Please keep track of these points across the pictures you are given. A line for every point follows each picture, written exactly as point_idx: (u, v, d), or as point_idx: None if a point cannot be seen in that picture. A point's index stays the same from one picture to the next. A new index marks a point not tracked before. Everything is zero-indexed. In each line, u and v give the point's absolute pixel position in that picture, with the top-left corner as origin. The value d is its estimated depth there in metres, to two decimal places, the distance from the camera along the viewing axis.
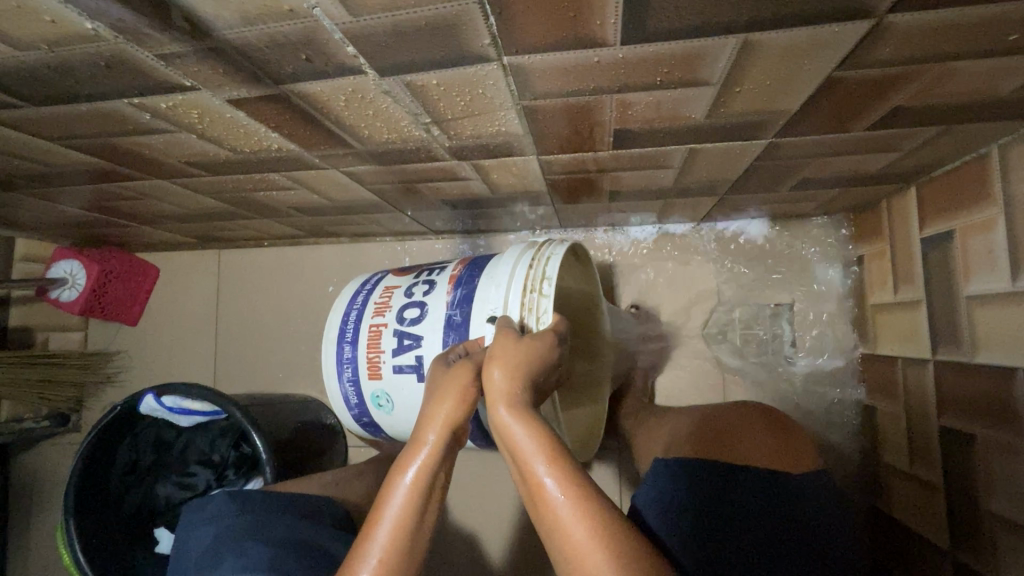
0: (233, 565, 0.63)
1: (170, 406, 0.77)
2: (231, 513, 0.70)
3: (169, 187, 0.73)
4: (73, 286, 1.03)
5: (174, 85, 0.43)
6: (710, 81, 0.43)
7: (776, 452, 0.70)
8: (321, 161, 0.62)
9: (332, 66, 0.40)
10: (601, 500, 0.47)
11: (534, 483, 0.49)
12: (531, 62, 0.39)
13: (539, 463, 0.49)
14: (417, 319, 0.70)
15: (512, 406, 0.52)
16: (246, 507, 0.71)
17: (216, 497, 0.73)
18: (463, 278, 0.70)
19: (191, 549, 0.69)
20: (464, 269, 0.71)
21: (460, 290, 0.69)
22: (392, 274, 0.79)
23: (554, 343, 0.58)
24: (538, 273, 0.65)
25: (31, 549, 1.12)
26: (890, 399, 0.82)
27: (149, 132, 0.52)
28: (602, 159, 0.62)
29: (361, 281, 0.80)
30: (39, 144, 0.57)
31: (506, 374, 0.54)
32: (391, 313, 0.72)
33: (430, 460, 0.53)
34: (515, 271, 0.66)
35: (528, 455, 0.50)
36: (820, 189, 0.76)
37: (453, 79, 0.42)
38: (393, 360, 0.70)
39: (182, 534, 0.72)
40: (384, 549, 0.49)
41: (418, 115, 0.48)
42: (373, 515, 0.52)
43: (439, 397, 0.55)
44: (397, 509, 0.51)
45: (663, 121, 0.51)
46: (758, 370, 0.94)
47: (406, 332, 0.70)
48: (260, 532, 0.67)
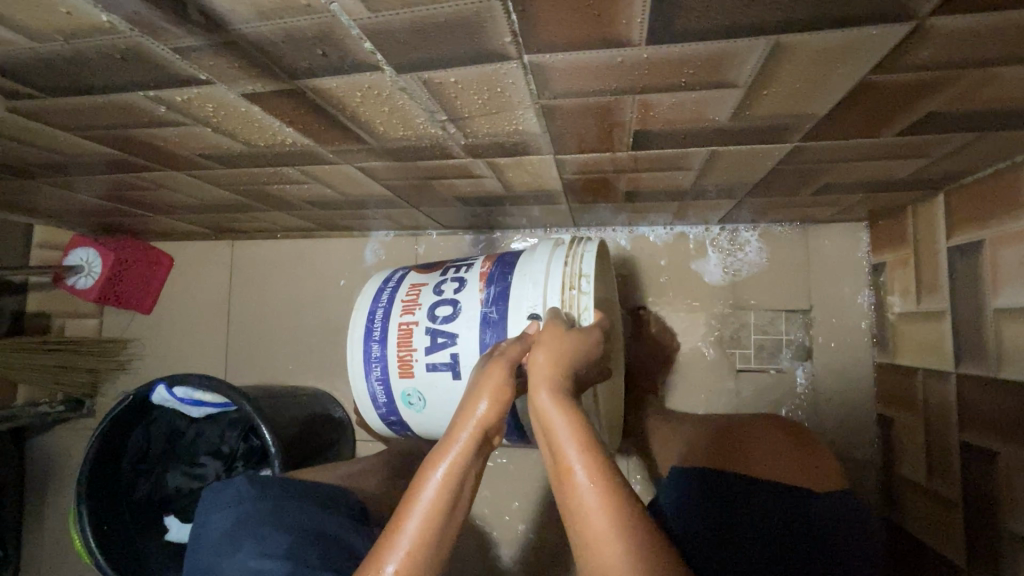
0: (253, 551, 0.63)
1: (182, 397, 0.77)
2: (251, 498, 0.70)
3: (183, 178, 0.73)
4: (89, 274, 1.04)
5: (189, 79, 0.42)
6: (736, 82, 0.41)
7: (797, 471, 0.68)
8: (335, 156, 0.61)
9: (348, 62, 0.39)
10: (631, 496, 0.47)
11: (564, 474, 0.48)
12: (551, 60, 0.38)
13: (571, 450, 0.48)
14: (450, 317, 0.69)
15: (551, 396, 0.51)
16: (265, 493, 0.71)
17: (235, 482, 0.72)
18: (494, 276, 0.69)
19: (210, 531, 0.68)
20: (494, 266, 0.70)
21: (493, 287, 0.68)
22: (415, 271, 0.78)
23: (597, 341, 0.58)
24: (574, 270, 0.65)
25: (45, 529, 1.14)
26: (908, 410, 0.80)
27: (163, 124, 0.52)
28: (620, 161, 0.61)
29: (384, 278, 0.80)
30: (56, 134, 0.57)
31: (548, 362, 0.53)
32: (421, 310, 0.71)
33: (463, 453, 0.52)
34: (550, 268, 0.66)
35: (561, 445, 0.49)
36: (843, 194, 0.74)
37: (472, 78, 0.41)
38: (426, 358, 0.70)
39: (200, 516, 0.71)
40: (412, 540, 0.49)
41: (433, 112, 0.47)
42: (404, 505, 0.51)
43: (476, 387, 0.54)
44: (427, 502, 0.51)
45: (683, 123, 0.50)
46: (774, 377, 0.93)
47: (438, 330, 0.69)
48: (278, 518, 0.67)
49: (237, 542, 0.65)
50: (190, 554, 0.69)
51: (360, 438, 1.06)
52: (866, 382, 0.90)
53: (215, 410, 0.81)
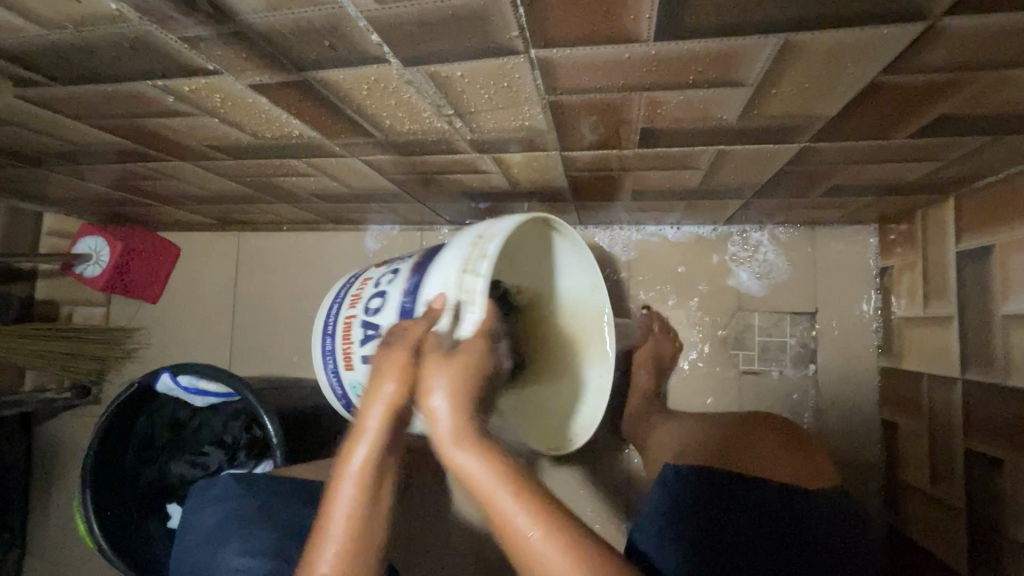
0: (238, 549, 0.65)
1: (186, 385, 0.77)
2: (235, 496, 0.71)
3: (190, 169, 0.73)
4: (97, 262, 1.05)
5: (197, 69, 0.42)
6: (743, 81, 0.41)
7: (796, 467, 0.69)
8: (342, 149, 0.61)
9: (355, 54, 0.39)
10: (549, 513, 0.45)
11: (476, 488, 0.46)
12: (559, 56, 0.38)
13: (481, 473, 0.46)
14: (378, 309, 0.65)
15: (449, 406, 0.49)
16: (252, 492, 0.72)
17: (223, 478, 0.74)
18: (420, 264, 0.63)
19: (198, 527, 0.70)
20: (426, 253, 0.65)
21: (414, 276, 0.63)
22: (378, 264, 0.76)
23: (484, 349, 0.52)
24: (477, 249, 0.55)
25: (50, 513, 1.16)
26: (913, 415, 0.79)
27: (171, 114, 0.52)
28: (627, 159, 0.60)
29: (353, 274, 0.79)
30: (66, 123, 0.57)
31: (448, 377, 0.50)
32: (362, 302, 0.69)
33: (371, 462, 0.51)
34: (455, 250, 0.57)
35: (473, 467, 0.47)
36: (852, 196, 0.73)
37: (479, 72, 0.41)
38: (360, 351, 0.67)
39: (186, 513, 0.73)
40: (334, 540, 0.50)
41: (440, 106, 0.47)
42: (324, 506, 0.52)
43: (372, 393, 0.51)
44: (340, 502, 0.51)
45: (691, 122, 0.49)
46: (777, 379, 0.92)
47: (369, 323, 0.66)
48: (263, 517, 0.68)
49: (224, 539, 0.67)
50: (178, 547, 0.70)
51: None
52: (871, 387, 0.89)
53: (219, 400, 0.81)
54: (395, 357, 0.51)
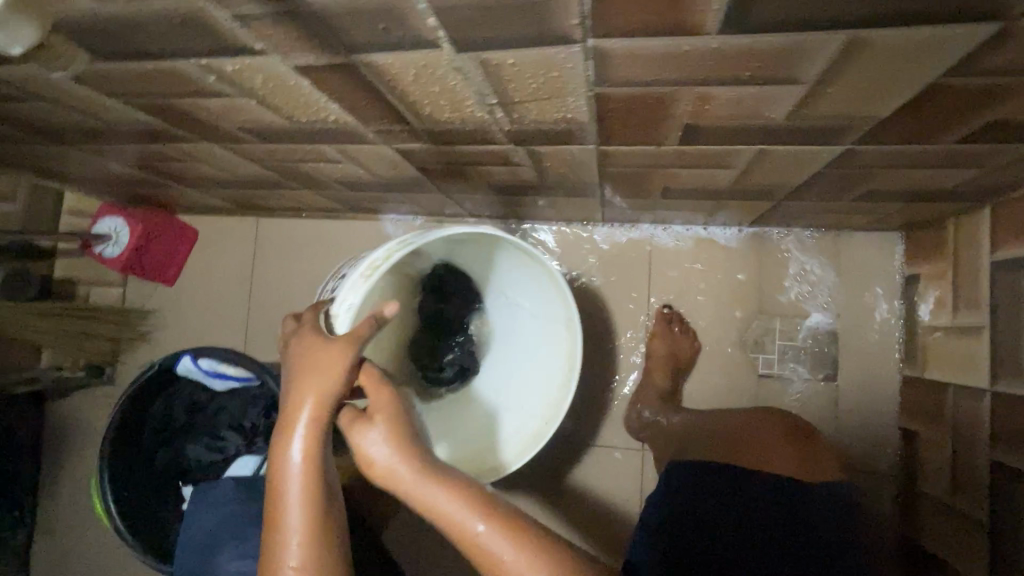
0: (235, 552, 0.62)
1: (206, 369, 0.76)
2: (236, 499, 0.67)
3: (218, 151, 0.73)
4: (116, 244, 1.05)
5: (244, 48, 0.42)
6: (800, 79, 0.40)
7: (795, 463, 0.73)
8: (375, 137, 0.61)
9: (408, 38, 0.38)
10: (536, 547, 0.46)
11: (426, 507, 0.49)
12: (617, 47, 0.37)
13: (462, 517, 0.47)
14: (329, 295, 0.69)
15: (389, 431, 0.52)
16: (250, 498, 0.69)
17: (223, 482, 0.70)
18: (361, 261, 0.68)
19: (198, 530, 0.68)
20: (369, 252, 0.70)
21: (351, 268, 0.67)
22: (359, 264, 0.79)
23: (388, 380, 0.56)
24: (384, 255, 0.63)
25: (59, 492, 1.16)
26: (934, 425, 0.79)
27: (210, 95, 0.52)
28: (663, 156, 0.60)
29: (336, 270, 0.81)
30: (101, 101, 0.57)
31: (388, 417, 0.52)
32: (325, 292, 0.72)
33: (307, 496, 0.50)
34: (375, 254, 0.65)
35: (449, 515, 0.47)
36: (883, 202, 0.73)
37: (531, 60, 0.40)
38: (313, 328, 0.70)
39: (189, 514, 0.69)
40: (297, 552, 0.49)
41: (483, 95, 0.47)
42: (276, 528, 0.50)
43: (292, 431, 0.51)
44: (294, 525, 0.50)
45: (736, 120, 0.49)
46: (796, 384, 0.92)
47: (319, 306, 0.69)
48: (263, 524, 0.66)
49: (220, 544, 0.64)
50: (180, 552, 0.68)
51: None
52: (890, 395, 0.89)
53: (238, 385, 0.80)
54: (319, 392, 0.52)
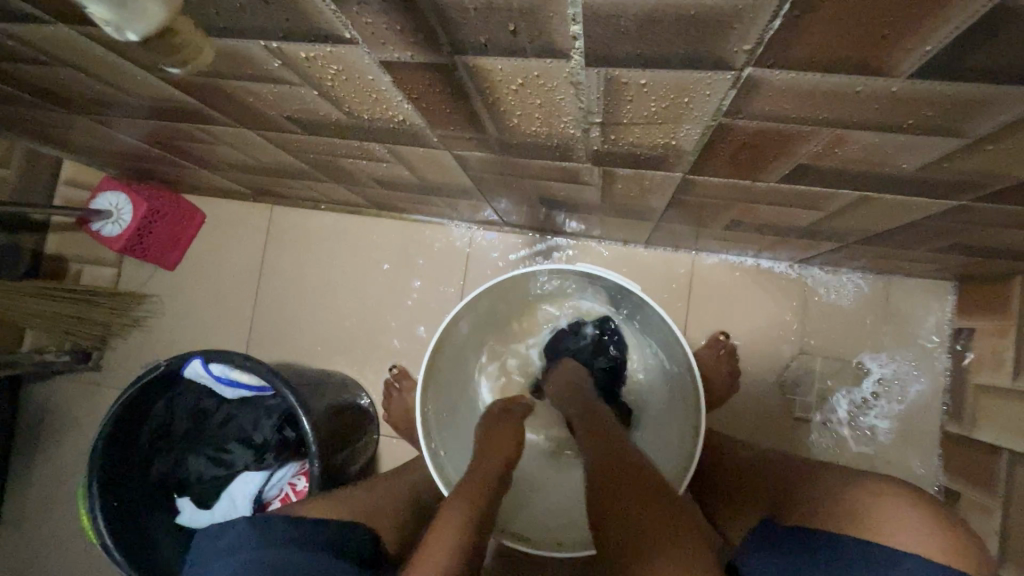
0: None
1: (218, 375, 0.70)
2: (249, 546, 0.54)
3: (252, 138, 0.66)
4: (117, 221, 0.97)
5: (329, 35, 0.35)
6: (964, 133, 0.36)
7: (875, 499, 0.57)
8: (438, 141, 0.55)
9: (535, 44, 0.32)
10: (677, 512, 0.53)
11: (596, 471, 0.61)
12: (780, 79, 0.32)
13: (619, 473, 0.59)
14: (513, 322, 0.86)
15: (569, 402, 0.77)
16: (268, 537, 0.55)
17: (235, 521, 0.57)
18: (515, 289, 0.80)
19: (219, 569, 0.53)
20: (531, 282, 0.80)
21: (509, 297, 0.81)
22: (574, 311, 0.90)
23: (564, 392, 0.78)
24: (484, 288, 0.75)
25: (32, 482, 1.07)
26: (982, 488, 0.76)
27: (267, 80, 0.45)
28: (754, 191, 0.55)
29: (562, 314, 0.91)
30: (134, 73, 0.50)
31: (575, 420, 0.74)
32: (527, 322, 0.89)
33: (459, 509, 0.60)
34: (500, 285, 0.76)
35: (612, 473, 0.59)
36: (956, 255, 0.69)
37: (666, 83, 0.35)
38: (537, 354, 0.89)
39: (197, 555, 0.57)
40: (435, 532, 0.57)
41: (589, 113, 0.41)
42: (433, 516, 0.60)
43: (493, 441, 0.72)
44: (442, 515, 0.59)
45: (859, 166, 0.44)
46: (836, 414, 0.88)
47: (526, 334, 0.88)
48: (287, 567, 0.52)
49: None
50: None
51: (384, 434, 0.99)
52: (926, 447, 0.86)
53: (250, 394, 0.74)
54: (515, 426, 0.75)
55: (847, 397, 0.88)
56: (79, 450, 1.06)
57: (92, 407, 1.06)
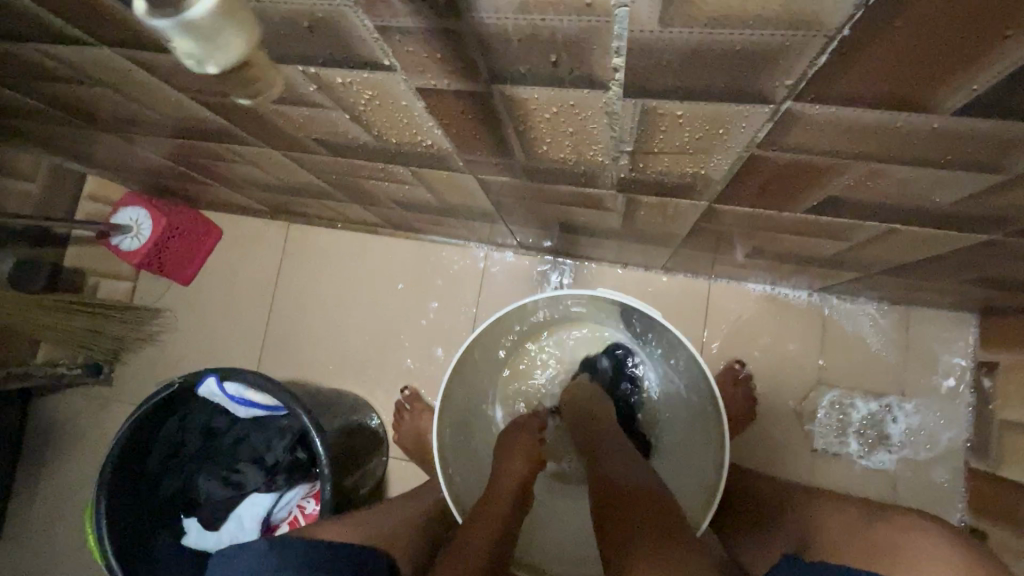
0: None
1: (232, 393, 0.69)
2: (269, 568, 0.53)
3: (276, 157, 0.67)
4: (137, 236, 0.98)
5: (369, 62, 0.36)
6: (1001, 168, 0.35)
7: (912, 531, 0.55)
8: (464, 165, 0.55)
9: (575, 75, 0.32)
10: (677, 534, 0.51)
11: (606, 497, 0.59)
12: (819, 113, 0.32)
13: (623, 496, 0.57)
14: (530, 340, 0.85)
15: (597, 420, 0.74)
16: (290, 556, 0.54)
17: (251, 543, 0.56)
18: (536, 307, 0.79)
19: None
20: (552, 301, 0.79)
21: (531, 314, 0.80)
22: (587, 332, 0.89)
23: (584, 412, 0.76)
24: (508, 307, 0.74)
25: (37, 496, 1.05)
26: (1011, 529, 0.73)
27: (300, 103, 0.45)
28: (779, 220, 0.55)
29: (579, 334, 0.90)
30: (169, 94, 0.51)
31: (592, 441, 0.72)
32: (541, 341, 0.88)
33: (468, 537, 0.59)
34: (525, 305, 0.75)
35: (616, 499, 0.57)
36: (981, 288, 0.68)
37: (703, 114, 0.35)
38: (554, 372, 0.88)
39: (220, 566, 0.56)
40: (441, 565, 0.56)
41: (620, 141, 0.41)
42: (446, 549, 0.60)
43: (509, 460, 0.70)
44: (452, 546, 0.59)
45: (892, 199, 0.44)
46: (851, 413, 0.87)
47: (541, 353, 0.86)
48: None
49: None
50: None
51: (393, 455, 0.98)
52: (945, 483, 0.84)
53: (263, 413, 0.72)
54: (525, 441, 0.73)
55: (870, 404, 0.87)
56: (86, 465, 1.05)
57: (100, 421, 1.06)
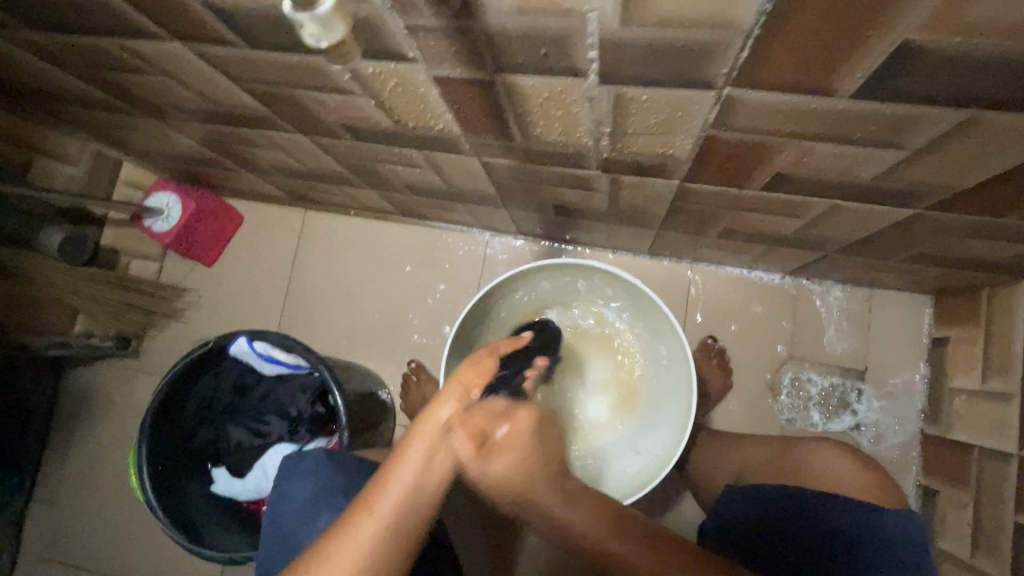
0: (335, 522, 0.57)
1: (260, 352, 0.77)
2: (329, 470, 0.63)
3: (304, 143, 0.75)
4: (167, 219, 1.07)
5: (397, 55, 0.44)
6: (903, 145, 0.44)
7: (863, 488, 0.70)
8: (470, 148, 0.64)
9: (561, 65, 0.41)
10: None
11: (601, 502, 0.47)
12: (751, 98, 0.41)
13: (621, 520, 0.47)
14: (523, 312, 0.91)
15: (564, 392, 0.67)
16: (342, 466, 0.64)
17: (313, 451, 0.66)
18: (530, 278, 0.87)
19: (291, 496, 0.62)
20: (546, 273, 0.86)
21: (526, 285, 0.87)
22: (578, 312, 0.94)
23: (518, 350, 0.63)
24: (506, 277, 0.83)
25: (67, 460, 1.13)
26: (958, 485, 0.81)
27: (335, 91, 0.54)
28: (741, 198, 0.63)
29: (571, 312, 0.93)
30: (221, 83, 0.60)
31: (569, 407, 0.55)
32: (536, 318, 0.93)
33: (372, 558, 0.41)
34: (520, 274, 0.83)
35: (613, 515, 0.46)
36: (926, 265, 0.77)
37: (664, 99, 0.44)
38: None
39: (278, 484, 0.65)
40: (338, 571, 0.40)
41: (601, 124, 0.50)
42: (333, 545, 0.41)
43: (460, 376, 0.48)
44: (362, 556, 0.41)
45: (828, 175, 0.52)
46: (810, 387, 0.96)
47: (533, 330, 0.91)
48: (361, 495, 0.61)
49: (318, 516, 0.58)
50: (268, 526, 0.62)
51: (400, 423, 1.06)
52: (895, 450, 0.92)
53: (287, 371, 0.81)
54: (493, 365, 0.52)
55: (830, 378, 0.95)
56: (114, 432, 1.13)
57: (128, 391, 1.14)
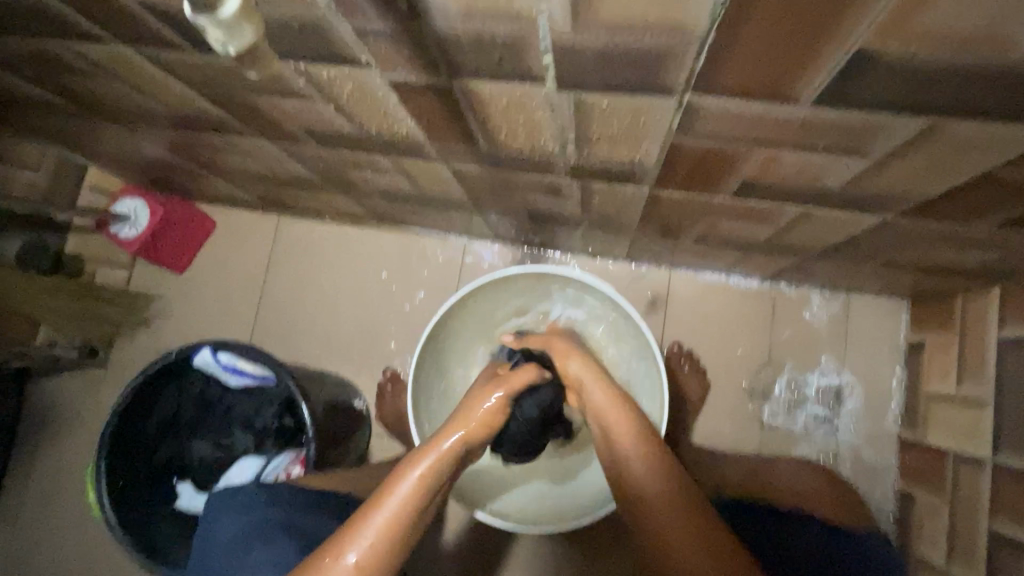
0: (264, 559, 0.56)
1: (224, 363, 0.75)
2: (261, 505, 0.63)
3: (269, 149, 0.73)
4: (134, 225, 1.05)
5: (349, 59, 0.43)
6: (868, 154, 0.43)
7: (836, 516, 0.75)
8: (437, 155, 0.62)
9: (517, 71, 0.40)
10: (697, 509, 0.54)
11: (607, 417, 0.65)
12: (712, 104, 0.40)
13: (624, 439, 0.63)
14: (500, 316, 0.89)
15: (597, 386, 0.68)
16: (271, 501, 0.64)
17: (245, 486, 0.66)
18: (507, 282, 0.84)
19: (216, 542, 0.61)
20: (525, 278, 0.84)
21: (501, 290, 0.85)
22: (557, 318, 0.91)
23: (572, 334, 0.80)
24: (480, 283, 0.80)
25: (31, 474, 1.10)
26: (934, 491, 0.81)
27: (292, 95, 0.53)
28: (712, 205, 0.62)
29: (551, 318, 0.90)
30: (175, 87, 0.58)
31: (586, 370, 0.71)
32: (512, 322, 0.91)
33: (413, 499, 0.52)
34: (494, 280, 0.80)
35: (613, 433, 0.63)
36: (900, 271, 0.76)
37: (624, 106, 0.43)
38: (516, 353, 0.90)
39: (205, 527, 0.64)
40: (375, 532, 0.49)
41: (564, 130, 0.49)
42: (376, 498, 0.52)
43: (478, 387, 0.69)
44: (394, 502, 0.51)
45: (797, 181, 0.51)
46: (804, 390, 0.95)
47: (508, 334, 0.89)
48: (294, 526, 0.61)
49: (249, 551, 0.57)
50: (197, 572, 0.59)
51: (376, 433, 1.04)
52: (874, 456, 0.92)
53: (254, 382, 0.79)
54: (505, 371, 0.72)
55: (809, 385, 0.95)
56: (80, 444, 1.10)
57: (95, 402, 1.11)
